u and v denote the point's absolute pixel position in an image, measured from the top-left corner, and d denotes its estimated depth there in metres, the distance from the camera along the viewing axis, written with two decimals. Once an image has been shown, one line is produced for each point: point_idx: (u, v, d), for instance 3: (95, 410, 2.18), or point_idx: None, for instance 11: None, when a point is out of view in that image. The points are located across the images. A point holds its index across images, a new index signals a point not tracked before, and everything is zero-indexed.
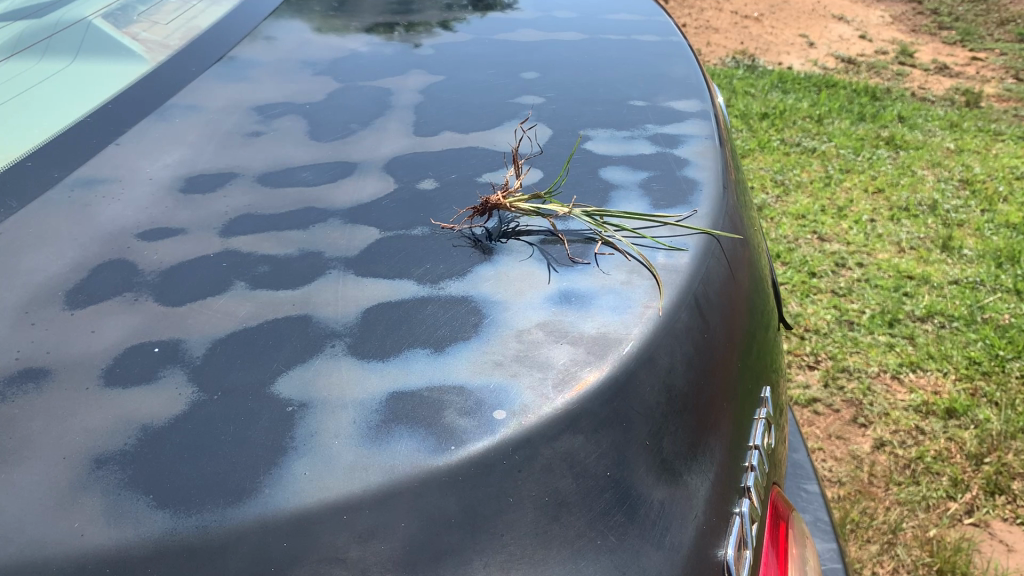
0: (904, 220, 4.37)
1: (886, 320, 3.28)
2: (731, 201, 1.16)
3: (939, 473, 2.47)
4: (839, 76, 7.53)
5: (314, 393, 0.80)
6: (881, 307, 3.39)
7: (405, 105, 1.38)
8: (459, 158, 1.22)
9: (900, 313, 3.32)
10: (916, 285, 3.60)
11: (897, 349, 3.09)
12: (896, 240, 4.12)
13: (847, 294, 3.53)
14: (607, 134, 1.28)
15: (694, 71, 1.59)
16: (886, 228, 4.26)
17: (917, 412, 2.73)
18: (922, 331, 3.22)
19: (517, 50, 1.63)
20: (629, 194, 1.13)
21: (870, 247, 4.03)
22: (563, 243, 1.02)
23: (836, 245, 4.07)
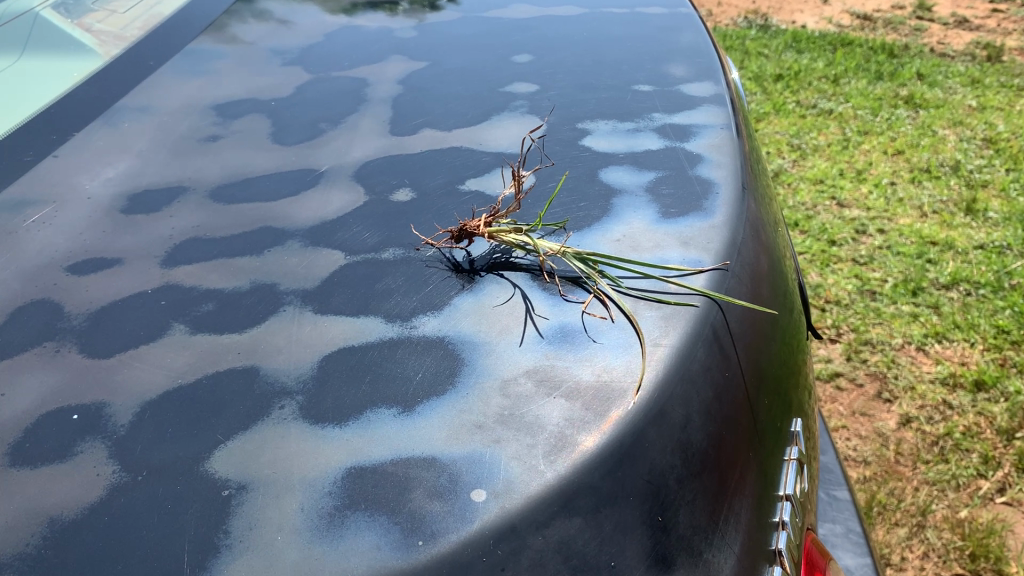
0: (926, 182, 4.19)
1: (909, 289, 3.11)
2: (752, 201, 1.01)
3: (969, 449, 2.31)
4: (855, 34, 7.27)
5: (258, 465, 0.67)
6: (904, 275, 3.22)
7: (381, 100, 1.23)
8: (440, 161, 1.07)
9: (923, 281, 3.16)
10: (940, 251, 3.43)
11: (921, 319, 2.93)
12: (917, 203, 3.93)
13: (868, 262, 3.36)
14: (609, 128, 1.13)
15: (703, 43, 1.43)
16: (907, 191, 4.07)
17: (944, 385, 2.57)
18: (948, 300, 3.06)
19: (507, 29, 1.48)
20: (635, 200, 0.97)
21: (891, 212, 3.85)
22: (552, 283, 0.85)
23: (856, 211, 3.88)
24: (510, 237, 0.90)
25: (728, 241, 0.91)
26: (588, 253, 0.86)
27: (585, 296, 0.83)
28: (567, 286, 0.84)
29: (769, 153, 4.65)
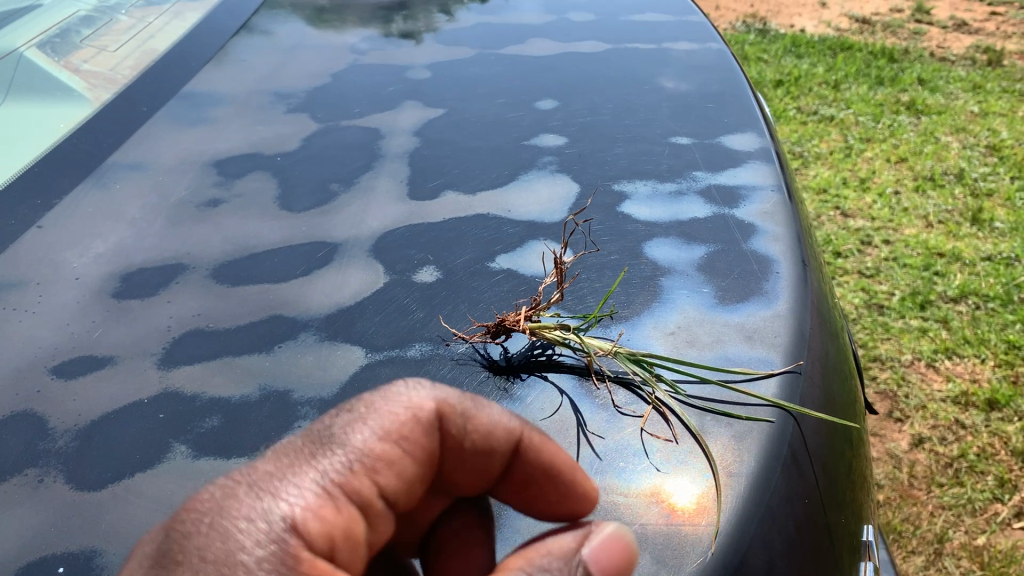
0: (931, 192, 4.09)
1: (917, 302, 3.01)
2: (813, 279, 0.91)
3: (984, 472, 2.21)
4: (853, 38, 7.17)
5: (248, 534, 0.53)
6: (911, 288, 3.13)
7: (395, 155, 1.13)
8: (463, 231, 0.96)
9: (932, 294, 3.06)
10: (948, 263, 3.33)
11: (931, 334, 2.83)
12: (923, 213, 3.84)
13: (875, 275, 3.26)
14: (648, 191, 1.02)
15: (735, 82, 1.33)
16: (912, 201, 3.97)
17: (956, 404, 2.47)
18: (956, 314, 2.97)
19: (525, 68, 1.38)
20: (687, 281, 0.87)
21: (896, 222, 3.75)
22: (602, 388, 0.76)
23: (860, 221, 3.78)
24: (550, 332, 0.80)
25: (796, 334, 0.81)
26: (643, 354, 0.77)
27: (644, 410, 0.73)
28: (623, 395, 0.75)
29: None
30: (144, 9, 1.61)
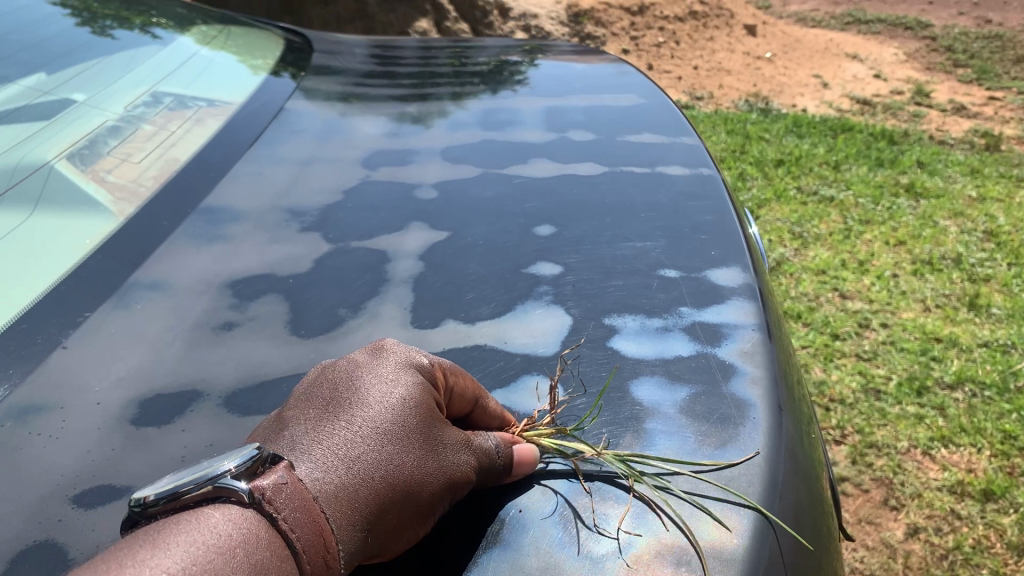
0: (929, 276, 4.15)
1: (914, 388, 3.05)
2: (788, 423, 0.97)
3: (980, 565, 2.25)
4: (854, 119, 7.32)
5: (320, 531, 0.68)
6: (908, 373, 3.16)
7: (401, 279, 1.20)
8: (461, 363, 1.03)
9: (929, 381, 3.11)
10: (945, 349, 3.38)
11: (927, 421, 2.87)
12: (920, 297, 3.90)
13: (873, 358, 3.30)
14: (636, 326, 1.09)
15: (723, 211, 1.41)
16: (910, 284, 4.03)
17: (952, 492, 2.50)
18: (953, 401, 3.01)
19: (526, 191, 1.46)
20: (670, 421, 0.93)
21: (894, 306, 3.81)
22: (588, 516, 0.83)
23: (858, 304, 3.84)
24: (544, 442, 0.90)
25: (768, 482, 0.88)
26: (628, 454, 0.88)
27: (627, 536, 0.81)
28: (608, 523, 0.83)
29: (770, 241, 4.59)
30: (168, 117, 1.70)
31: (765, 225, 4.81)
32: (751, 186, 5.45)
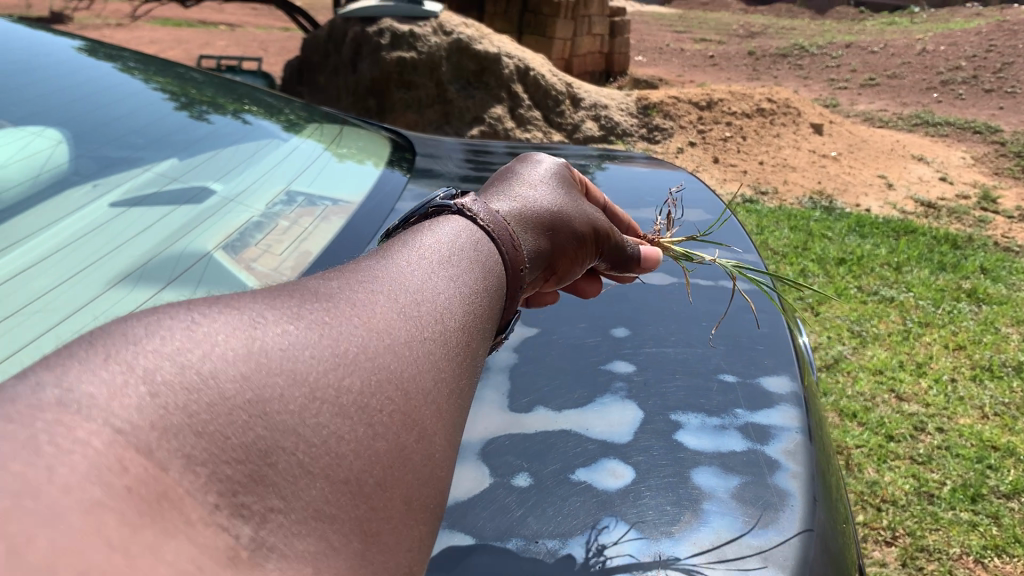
0: (988, 382, 4.23)
1: (968, 495, 3.17)
2: (822, 513, 1.17)
3: None
4: (918, 221, 7.41)
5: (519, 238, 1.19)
6: (963, 479, 3.28)
7: (500, 369, 1.43)
8: (551, 445, 1.25)
9: (984, 488, 3.22)
10: (1001, 457, 3.47)
11: (981, 529, 2.98)
12: (978, 403, 3.98)
13: (927, 462, 3.42)
14: (698, 423, 1.30)
15: (777, 325, 1.62)
16: (968, 390, 4.11)
17: None
18: (1008, 510, 3.11)
19: (605, 296, 1.68)
20: (722, 505, 1.13)
21: (951, 411, 3.89)
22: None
23: (915, 407, 3.92)
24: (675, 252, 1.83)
25: (800, 560, 1.07)
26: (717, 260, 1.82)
27: None
28: None
29: (829, 337, 4.69)
30: (300, 213, 1.99)
31: (824, 321, 4.92)
32: (812, 282, 5.57)
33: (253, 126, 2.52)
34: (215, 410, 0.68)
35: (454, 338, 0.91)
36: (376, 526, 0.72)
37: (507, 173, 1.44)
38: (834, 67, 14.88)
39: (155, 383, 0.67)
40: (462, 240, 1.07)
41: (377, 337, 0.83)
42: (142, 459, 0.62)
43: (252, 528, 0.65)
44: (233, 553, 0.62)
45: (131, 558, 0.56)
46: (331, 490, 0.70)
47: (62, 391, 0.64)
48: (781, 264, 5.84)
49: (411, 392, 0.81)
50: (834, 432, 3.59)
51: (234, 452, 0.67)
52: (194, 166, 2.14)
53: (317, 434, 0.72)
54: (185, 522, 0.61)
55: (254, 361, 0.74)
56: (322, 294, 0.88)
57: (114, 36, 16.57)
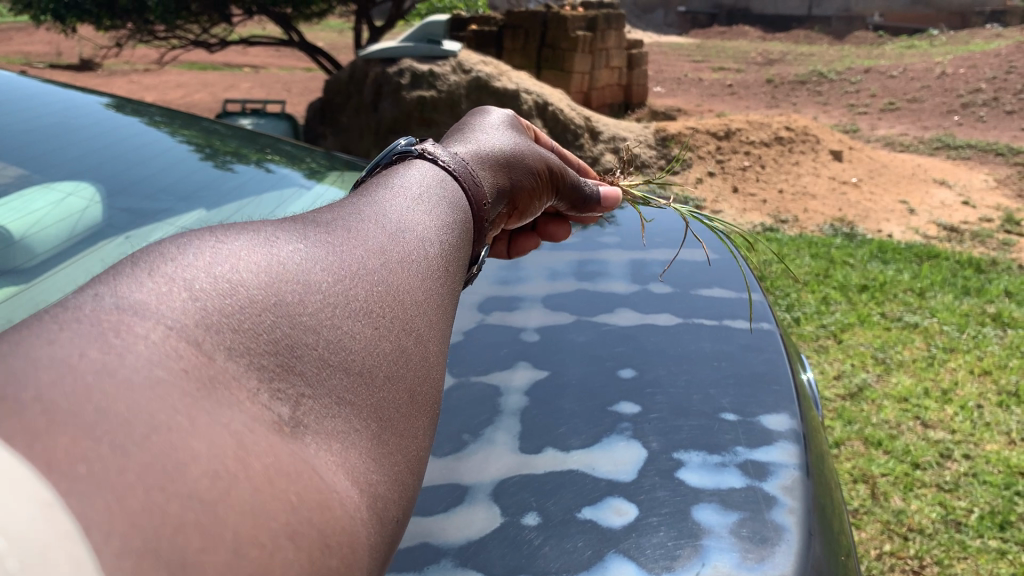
0: (1015, 407, 4.21)
1: (996, 522, 3.18)
2: (817, 546, 1.22)
3: None
4: (941, 246, 7.38)
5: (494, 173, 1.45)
6: (990, 506, 3.29)
7: (511, 411, 1.51)
8: (559, 484, 1.32)
9: (1011, 515, 3.23)
10: None
11: (1009, 557, 3.02)
12: (1005, 429, 3.98)
13: (953, 489, 3.42)
14: (699, 460, 1.36)
15: (779, 363, 1.68)
16: (994, 416, 4.10)
17: None
18: None
19: (613, 338, 1.76)
20: (721, 542, 1.20)
21: (977, 438, 3.89)
22: None
23: (941, 433, 3.92)
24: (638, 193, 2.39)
25: None
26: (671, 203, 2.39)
27: None
28: None
29: (852, 364, 4.68)
30: None
31: (847, 349, 4.91)
32: (834, 310, 5.56)
33: (274, 174, 2.63)
34: (248, 312, 0.79)
35: (436, 262, 1.05)
36: (390, 413, 0.84)
37: (478, 117, 1.67)
38: (852, 93, 14.90)
39: (194, 288, 0.77)
40: (434, 184, 1.21)
41: (379, 260, 0.97)
42: (192, 348, 0.72)
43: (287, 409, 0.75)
44: (276, 425, 0.73)
45: (193, 421, 0.68)
46: (349, 380, 0.82)
47: (117, 299, 0.73)
48: (803, 292, 5.85)
49: (405, 305, 0.94)
50: (859, 461, 3.61)
51: (265, 346, 0.78)
52: (222, 217, 2.25)
53: (334, 334, 0.84)
54: (236, 398, 0.72)
55: (273, 270, 0.85)
56: (330, 221, 1.01)
57: (142, 82, 16.95)
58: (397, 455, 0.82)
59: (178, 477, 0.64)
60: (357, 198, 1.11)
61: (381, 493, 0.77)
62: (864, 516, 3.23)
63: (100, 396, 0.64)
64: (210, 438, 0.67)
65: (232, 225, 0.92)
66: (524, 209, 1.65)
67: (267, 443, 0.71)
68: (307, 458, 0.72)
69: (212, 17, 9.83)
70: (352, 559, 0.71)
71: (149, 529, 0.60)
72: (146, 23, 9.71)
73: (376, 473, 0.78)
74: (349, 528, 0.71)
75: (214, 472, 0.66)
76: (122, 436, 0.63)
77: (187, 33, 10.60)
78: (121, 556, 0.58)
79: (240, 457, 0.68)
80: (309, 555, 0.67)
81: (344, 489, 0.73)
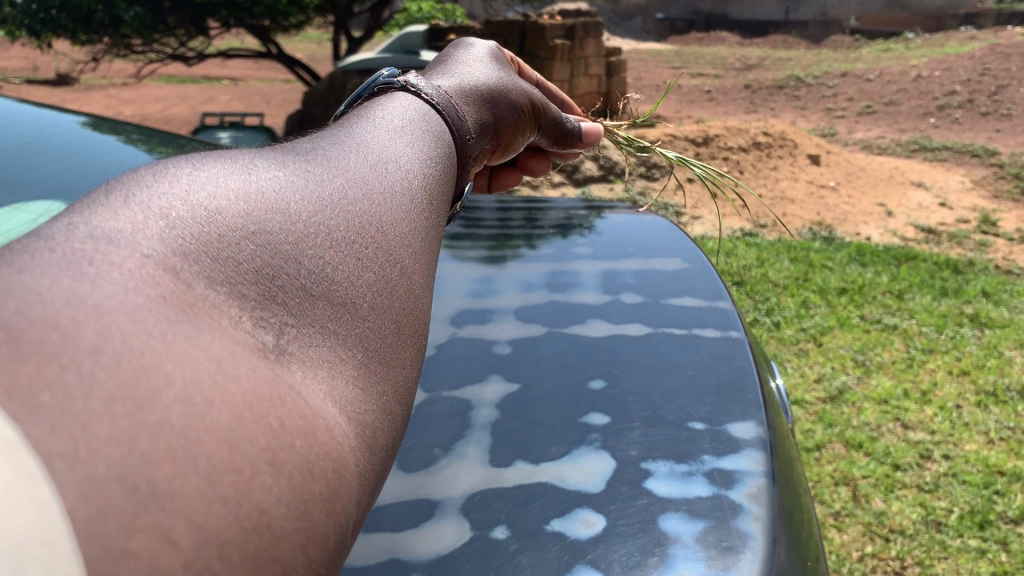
0: (993, 407, 4.25)
1: (976, 521, 3.22)
2: (782, 552, 1.24)
3: None
4: (919, 248, 7.44)
5: (484, 108, 1.65)
6: (970, 506, 3.32)
7: (482, 425, 1.52)
8: (527, 496, 1.33)
9: (991, 514, 3.27)
10: (1008, 482, 3.51)
11: (989, 556, 3.05)
12: (983, 429, 4.01)
13: (933, 490, 3.44)
14: (667, 470, 1.38)
15: (748, 372, 1.70)
16: (973, 416, 4.13)
17: None
18: (1016, 536, 3.17)
19: (584, 350, 1.77)
20: (687, 551, 1.21)
21: (956, 438, 3.92)
22: None
23: (921, 434, 3.95)
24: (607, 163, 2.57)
25: None
26: None
27: None
28: None
29: (833, 367, 4.71)
30: None
31: (828, 352, 4.94)
32: (814, 313, 5.60)
33: None
34: (228, 243, 0.86)
35: (412, 202, 1.13)
36: (373, 343, 0.91)
37: (459, 53, 1.83)
38: (829, 97, 15.02)
39: (171, 217, 0.84)
40: (406, 133, 1.28)
41: (356, 202, 1.04)
42: (170, 276, 0.78)
43: (269, 331, 0.82)
44: (260, 351, 0.79)
45: (167, 343, 0.72)
46: (331, 309, 0.89)
47: (93, 227, 0.79)
48: (783, 296, 5.89)
49: (383, 243, 1.02)
50: (840, 464, 3.64)
51: (245, 275, 0.84)
52: None
53: (316, 264, 0.92)
54: (217, 323, 0.78)
55: (255, 203, 0.93)
56: (309, 163, 1.08)
57: (120, 96, 16.86)
58: (382, 383, 0.89)
59: (150, 404, 0.68)
60: (332, 140, 1.19)
61: (369, 419, 0.84)
62: (846, 518, 3.26)
63: (71, 322, 0.69)
64: (186, 365, 0.72)
65: (208, 157, 0.99)
66: (505, 141, 1.82)
67: (248, 368, 0.76)
68: (293, 382, 0.78)
69: (189, 30, 9.82)
70: (337, 485, 0.76)
71: (119, 458, 0.64)
72: (123, 38, 9.69)
73: (362, 400, 0.84)
74: (334, 449, 0.77)
75: (187, 399, 0.70)
76: (88, 362, 0.67)
77: (165, 46, 10.58)
78: (84, 490, 0.61)
79: (217, 383, 0.72)
80: (288, 482, 0.72)
81: (331, 414, 0.79)
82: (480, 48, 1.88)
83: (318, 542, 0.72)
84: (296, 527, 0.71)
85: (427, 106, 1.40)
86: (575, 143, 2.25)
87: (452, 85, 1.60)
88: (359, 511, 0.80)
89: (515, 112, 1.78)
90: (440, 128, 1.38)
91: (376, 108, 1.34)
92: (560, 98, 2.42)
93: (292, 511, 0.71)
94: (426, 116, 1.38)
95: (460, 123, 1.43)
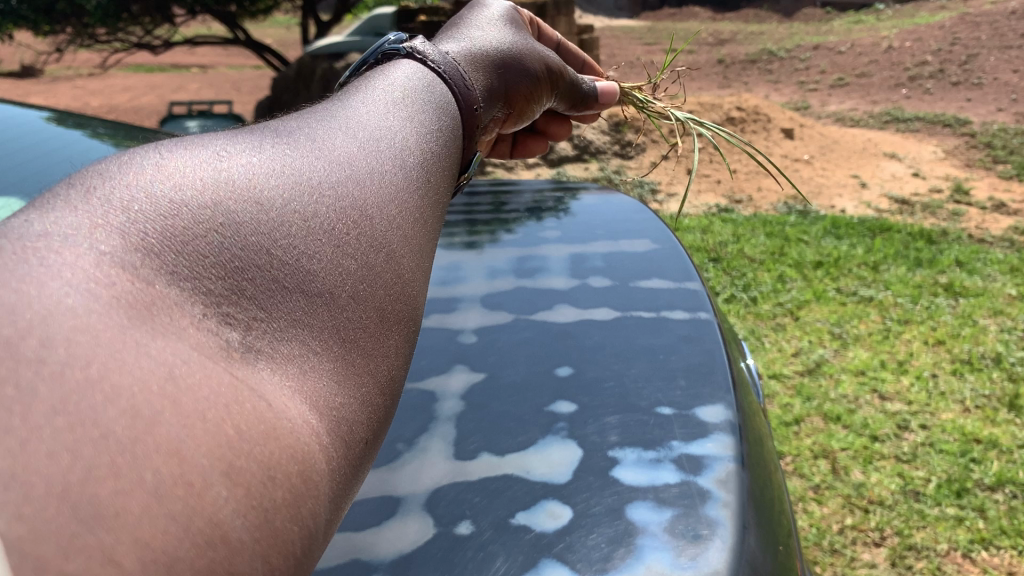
0: (968, 375, 4.26)
1: (953, 490, 3.23)
2: (751, 539, 1.22)
3: None
4: (893, 219, 7.44)
5: (495, 75, 1.62)
6: (947, 474, 3.33)
7: (447, 417, 1.48)
8: (494, 489, 1.30)
9: (968, 482, 3.28)
10: (984, 450, 3.52)
11: (966, 523, 3.06)
12: (959, 398, 4.02)
13: (911, 460, 3.45)
14: (635, 457, 1.35)
15: (720, 355, 1.67)
16: (949, 384, 4.14)
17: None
18: (993, 503, 3.19)
19: (550, 337, 1.74)
20: (655, 540, 1.19)
21: (933, 407, 3.92)
22: None
23: (898, 405, 3.95)
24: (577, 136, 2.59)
25: None
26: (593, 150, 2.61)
27: None
28: None
29: (809, 342, 4.70)
30: None
31: (804, 326, 4.93)
32: (790, 287, 5.60)
33: None
34: (195, 234, 0.81)
35: (398, 180, 1.09)
36: (352, 335, 0.88)
37: (473, 14, 1.80)
38: (801, 70, 15.01)
39: (132, 210, 0.80)
40: (397, 109, 1.23)
41: (336, 185, 1.00)
42: (127, 274, 0.74)
43: (240, 329, 0.78)
44: (223, 351, 0.75)
45: (120, 348, 0.68)
46: (307, 301, 0.86)
47: (46, 225, 0.74)
48: (759, 271, 5.87)
49: (367, 228, 0.98)
50: (819, 437, 3.64)
51: (215, 269, 0.80)
52: None
53: (292, 254, 0.88)
54: (179, 324, 0.74)
55: (226, 192, 0.88)
56: (290, 143, 1.04)
57: (87, 86, 16.57)
58: (361, 375, 0.86)
59: (96, 415, 0.63)
60: (317, 118, 1.15)
61: (343, 417, 0.80)
62: (825, 491, 3.27)
63: (12, 331, 0.65)
64: (137, 371, 0.68)
65: (182, 144, 0.95)
66: (519, 109, 1.79)
67: (207, 371, 0.72)
68: (257, 383, 0.74)
69: (155, 19, 9.66)
70: (302, 488, 0.72)
71: (58, 474, 0.60)
72: (86, 28, 9.49)
73: (337, 396, 0.81)
74: (301, 450, 0.73)
75: (135, 410, 0.66)
76: (27, 371, 0.64)
77: (130, 35, 10.39)
78: (20, 510, 0.58)
79: (168, 393, 0.68)
80: (244, 491, 0.68)
81: (300, 414, 0.76)
82: (495, 9, 1.85)
83: (281, 549, 0.69)
84: (255, 537, 0.67)
85: (425, 81, 1.34)
86: (591, 105, 2.22)
87: (463, 49, 1.56)
88: (331, 511, 0.77)
89: (527, 79, 1.74)
90: (440, 102, 1.33)
91: (372, 83, 1.29)
92: (579, 58, 2.39)
93: (251, 521, 0.67)
94: (424, 89, 1.33)
95: (467, 92, 1.40)
